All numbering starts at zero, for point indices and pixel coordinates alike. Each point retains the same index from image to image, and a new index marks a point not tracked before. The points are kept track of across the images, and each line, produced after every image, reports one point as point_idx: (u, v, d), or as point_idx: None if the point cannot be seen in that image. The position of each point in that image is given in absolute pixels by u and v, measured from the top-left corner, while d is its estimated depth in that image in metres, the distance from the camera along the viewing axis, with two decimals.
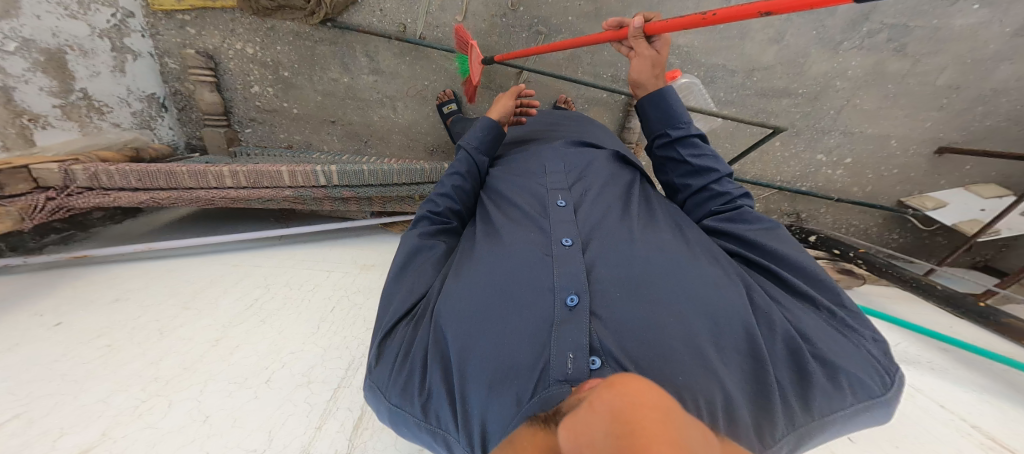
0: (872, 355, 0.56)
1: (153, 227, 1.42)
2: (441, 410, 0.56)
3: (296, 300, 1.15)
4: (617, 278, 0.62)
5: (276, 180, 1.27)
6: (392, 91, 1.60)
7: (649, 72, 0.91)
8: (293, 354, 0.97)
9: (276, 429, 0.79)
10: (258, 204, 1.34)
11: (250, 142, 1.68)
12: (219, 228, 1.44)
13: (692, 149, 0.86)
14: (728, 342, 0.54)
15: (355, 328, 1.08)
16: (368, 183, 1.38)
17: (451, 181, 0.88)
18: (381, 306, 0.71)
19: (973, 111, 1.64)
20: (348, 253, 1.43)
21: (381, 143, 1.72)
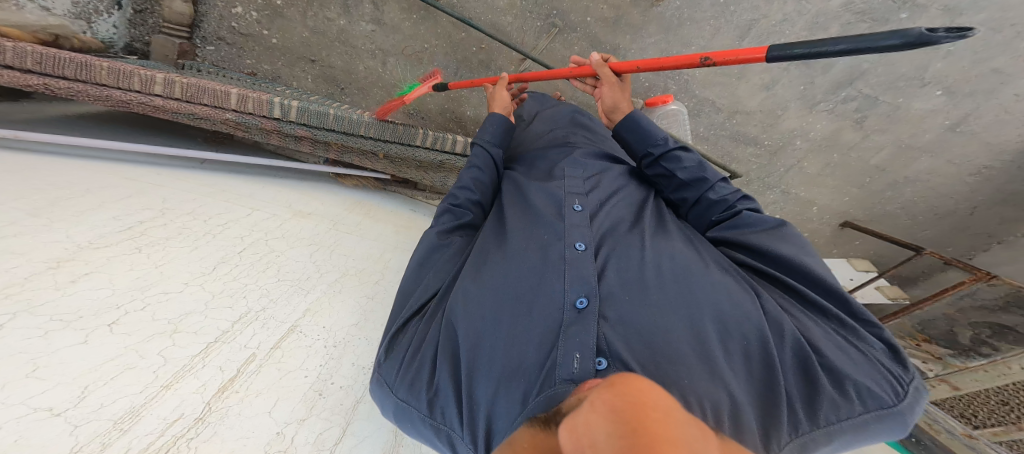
0: (881, 364, 0.59)
1: (42, 115, 1.15)
2: (448, 408, 0.61)
3: (199, 230, 0.93)
4: (626, 284, 0.65)
5: (219, 99, 1.11)
6: (388, 45, 1.53)
7: (617, 98, 1.06)
8: (172, 296, 0.75)
9: (103, 382, 0.57)
10: (189, 121, 1.13)
11: (207, 60, 1.53)
12: (135, 134, 1.22)
13: (676, 163, 0.91)
14: (737, 350, 0.57)
15: (264, 281, 0.91)
16: (331, 127, 1.28)
17: (469, 177, 0.95)
18: (398, 300, 0.77)
19: (884, 194, 1.96)
20: (287, 194, 1.27)
21: (358, 94, 1.59)
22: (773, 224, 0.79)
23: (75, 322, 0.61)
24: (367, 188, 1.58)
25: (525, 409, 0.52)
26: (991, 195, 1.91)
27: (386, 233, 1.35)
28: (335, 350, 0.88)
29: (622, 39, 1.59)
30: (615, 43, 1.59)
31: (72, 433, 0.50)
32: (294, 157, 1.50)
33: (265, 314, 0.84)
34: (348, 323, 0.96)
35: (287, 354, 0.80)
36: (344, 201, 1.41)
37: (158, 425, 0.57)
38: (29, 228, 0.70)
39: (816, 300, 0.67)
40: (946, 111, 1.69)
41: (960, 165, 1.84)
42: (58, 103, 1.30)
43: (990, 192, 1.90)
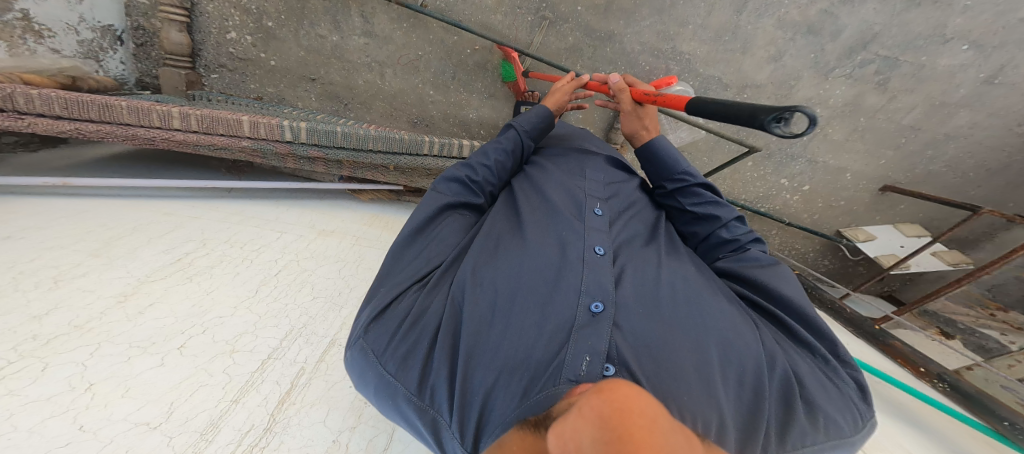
0: (853, 402, 0.60)
1: (78, 160, 1.25)
2: (440, 388, 0.57)
3: (239, 258, 1.02)
4: (641, 296, 0.64)
5: (233, 128, 1.17)
6: (382, 56, 1.55)
7: (636, 125, 0.94)
8: (224, 321, 0.85)
9: (184, 398, 0.69)
10: (211, 152, 1.20)
11: (214, 88, 1.59)
12: (161, 169, 1.31)
13: (693, 197, 0.87)
14: (730, 373, 0.55)
15: (300, 300, 0.97)
16: (337, 145, 1.31)
17: (496, 157, 0.93)
18: (390, 266, 0.71)
19: (923, 154, 1.81)
20: (307, 214, 1.32)
21: (361, 108, 1.64)
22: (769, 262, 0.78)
23: (150, 348, 0.74)
24: (383, 204, 1.60)
25: (525, 403, 0.51)
26: None
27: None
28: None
29: (616, 24, 1.53)
30: (609, 29, 1.54)
31: (169, 444, 0.61)
32: (310, 177, 1.52)
33: (304, 330, 0.90)
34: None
35: (325, 366, 0.85)
36: (362, 216, 1.46)
37: (231, 435, 0.67)
38: (95, 267, 0.86)
39: (809, 340, 0.66)
40: (977, 64, 1.57)
41: (1003, 116, 1.69)
42: (92, 144, 1.40)
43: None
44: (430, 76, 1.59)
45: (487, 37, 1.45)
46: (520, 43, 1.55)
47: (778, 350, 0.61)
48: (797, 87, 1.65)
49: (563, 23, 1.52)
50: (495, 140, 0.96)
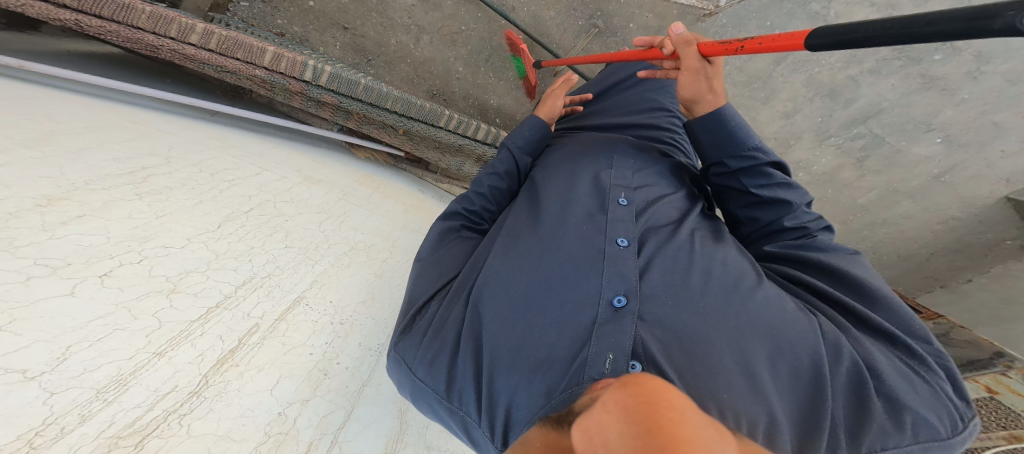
0: (946, 399, 0.58)
1: (53, 51, 1.08)
2: (466, 390, 0.59)
3: (203, 184, 0.81)
4: (671, 290, 0.61)
5: (253, 55, 1.09)
6: (426, 23, 1.53)
7: (700, 86, 0.80)
8: (166, 253, 0.63)
9: (90, 343, 0.48)
10: (215, 72, 1.09)
11: (237, 15, 1.47)
12: (151, 82, 1.17)
13: (760, 179, 0.82)
14: (784, 369, 0.55)
15: (261, 246, 0.79)
16: (355, 95, 1.27)
17: (489, 182, 0.88)
18: (413, 281, 0.74)
19: (860, 232, 2.14)
20: (290, 159, 1.16)
21: (383, 68, 1.58)
22: (846, 252, 0.77)
23: (62, 270, 0.50)
24: (381, 169, 1.52)
25: (549, 404, 0.52)
26: (949, 243, 1.99)
27: (394, 210, 1.32)
28: (318, 325, 0.78)
29: None
30: None
31: (48, 402, 0.41)
32: (308, 119, 1.45)
33: (258, 281, 0.73)
34: (340, 301, 0.86)
35: (278, 328, 0.70)
36: (353, 173, 1.36)
37: (141, 398, 0.49)
38: (23, 159, 0.59)
39: (890, 330, 0.64)
40: (938, 159, 1.83)
41: (932, 212, 1.97)
42: (71, 39, 1.23)
43: (950, 241, 1.98)
44: (465, 52, 1.60)
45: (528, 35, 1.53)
46: (563, 45, 1.62)
47: (845, 342, 0.60)
48: (795, 146, 1.96)
49: (602, 38, 1.63)
50: (488, 166, 0.90)
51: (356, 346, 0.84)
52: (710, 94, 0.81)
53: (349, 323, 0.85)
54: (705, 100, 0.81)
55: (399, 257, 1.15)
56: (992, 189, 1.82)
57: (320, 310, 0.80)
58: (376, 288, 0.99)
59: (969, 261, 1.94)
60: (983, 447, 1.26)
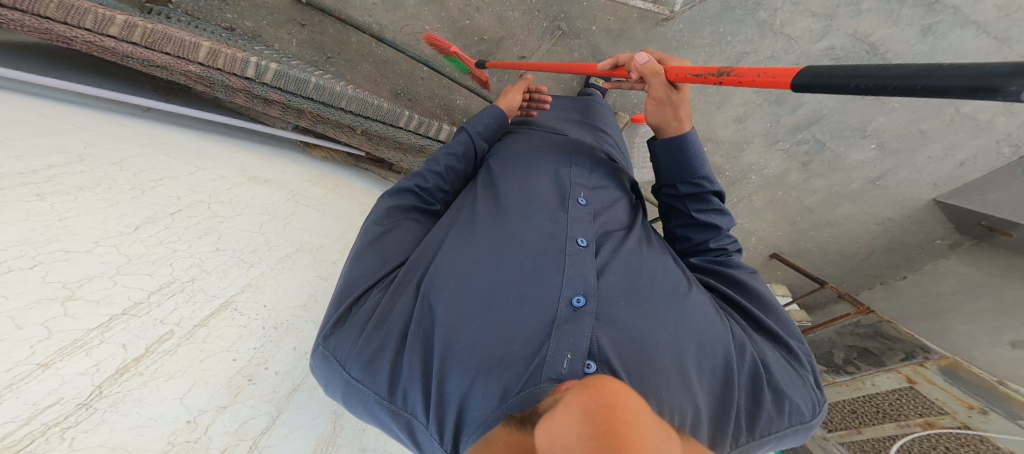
0: (812, 389, 0.63)
1: None
2: (412, 390, 0.50)
3: (123, 180, 0.68)
4: (624, 288, 0.57)
5: (186, 49, 1.00)
6: (386, 20, 1.48)
7: (666, 114, 0.81)
8: (71, 249, 0.52)
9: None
10: (144, 68, 0.98)
11: (180, 6, 1.37)
12: (67, 67, 1.04)
13: (701, 204, 0.83)
14: (706, 363, 0.54)
15: (196, 245, 0.68)
16: (317, 97, 1.22)
17: (445, 162, 0.80)
18: (348, 265, 0.60)
19: (808, 232, 2.26)
20: (230, 156, 1.03)
21: (345, 66, 1.52)
22: (749, 271, 0.78)
23: None
24: (332, 169, 1.43)
25: (505, 404, 0.44)
26: (884, 243, 2.20)
27: (350, 210, 1.25)
28: (255, 342, 0.68)
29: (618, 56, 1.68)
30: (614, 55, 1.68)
31: None
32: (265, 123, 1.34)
33: (196, 288, 0.64)
34: (282, 313, 0.76)
35: (214, 342, 0.61)
36: (309, 173, 1.28)
37: (37, 398, 0.41)
38: None
39: (775, 331, 0.67)
40: (872, 164, 2.00)
41: (870, 214, 2.15)
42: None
43: (886, 241, 2.18)
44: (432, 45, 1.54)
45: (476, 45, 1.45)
46: (528, 45, 1.61)
47: (748, 340, 0.60)
48: (748, 149, 1.99)
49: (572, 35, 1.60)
50: (445, 145, 0.82)
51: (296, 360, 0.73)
52: (676, 119, 0.81)
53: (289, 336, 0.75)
54: (670, 126, 0.81)
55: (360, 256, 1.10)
56: (921, 193, 2.04)
57: (260, 326, 0.70)
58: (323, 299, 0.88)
59: (903, 259, 2.16)
60: (904, 434, 1.31)
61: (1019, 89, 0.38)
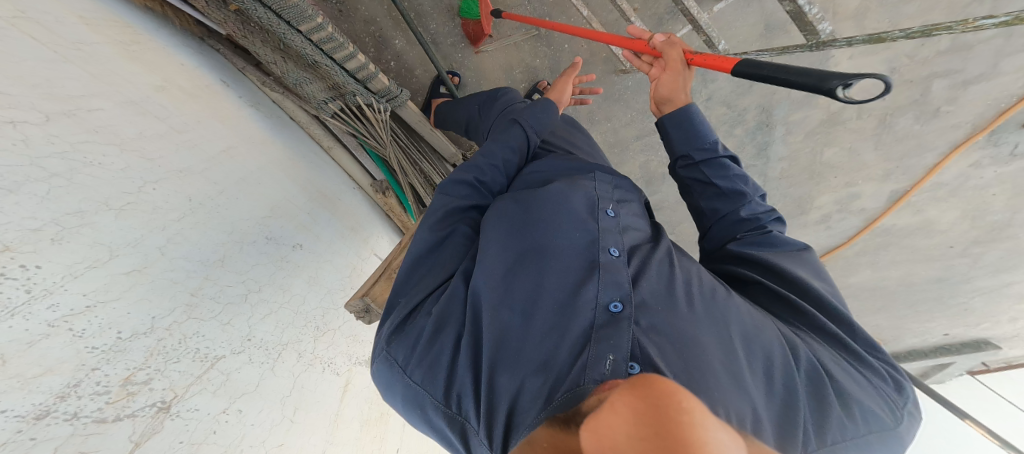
0: (885, 391, 0.54)
1: None
2: (465, 395, 0.53)
3: (69, 96, 0.47)
4: (662, 295, 0.56)
5: None
6: None
7: (674, 87, 0.77)
8: (44, 166, 0.39)
9: None
10: None
11: None
12: None
13: (720, 171, 0.77)
14: (755, 363, 0.49)
15: (167, 220, 0.53)
16: (339, 61, 1.00)
17: (502, 156, 0.81)
18: (407, 278, 0.67)
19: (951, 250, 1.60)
20: (191, 105, 0.73)
21: None
22: (795, 247, 0.72)
23: None
24: (327, 147, 1.17)
25: (548, 406, 0.44)
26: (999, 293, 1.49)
27: (234, 165, 0.75)
28: (162, 368, 0.45)
29: None
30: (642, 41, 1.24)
31: None
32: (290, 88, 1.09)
33: (158, 277, 0.48)
34: (227, 340, 0.57)
35: (119, 349, 0.41)
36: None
37: None
38: None
39: (828, 327, 0.59)
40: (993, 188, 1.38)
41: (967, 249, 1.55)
42: None
43: (1004, 252, 1.53)
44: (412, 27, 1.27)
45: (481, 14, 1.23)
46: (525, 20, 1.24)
47: (798, 341, 0.56)
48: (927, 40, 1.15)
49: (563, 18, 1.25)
50: (500, 138, 0.84)
51: (211, 396, 0.51)
52: (683, 93, 0.78)
53: (217, 363, 0.53)
54: (675, 99, 0.78)
55: (324, 275, 0.89)
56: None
57: (183, 350, 0.48)
58: (287, 323, 0.71)
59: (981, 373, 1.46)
60: None
61: (835, 85, 0.44)
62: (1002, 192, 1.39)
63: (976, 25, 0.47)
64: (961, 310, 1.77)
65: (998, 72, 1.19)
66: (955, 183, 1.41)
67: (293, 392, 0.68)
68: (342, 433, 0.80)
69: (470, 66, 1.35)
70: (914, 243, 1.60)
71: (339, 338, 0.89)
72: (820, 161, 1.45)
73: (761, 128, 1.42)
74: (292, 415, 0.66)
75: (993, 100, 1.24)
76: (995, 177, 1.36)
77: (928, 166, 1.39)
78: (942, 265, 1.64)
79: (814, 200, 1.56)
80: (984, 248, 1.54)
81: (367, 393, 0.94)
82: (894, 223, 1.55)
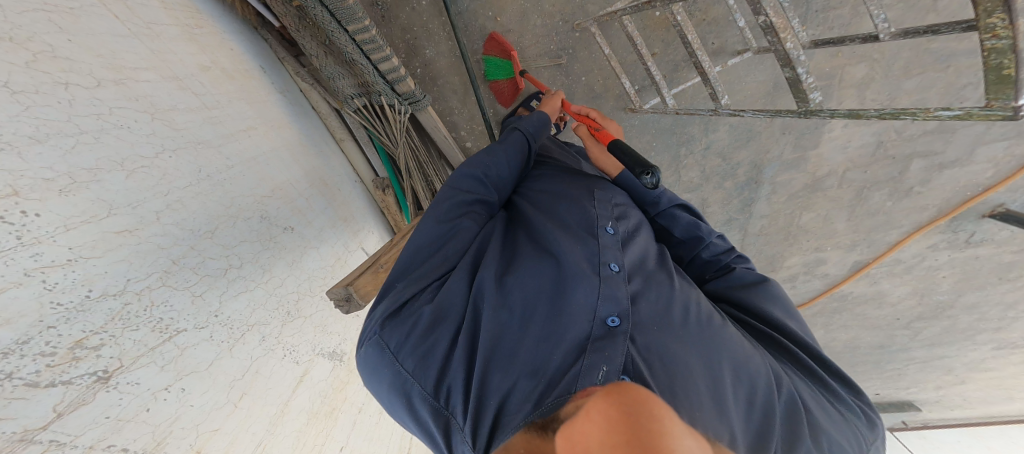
0: (858, 431, 0.57)
1: None
2: (456, 388, 0.51)
3: (125, 66, 0.48)
4: (658, 316, 0.56)
5: None
6: None
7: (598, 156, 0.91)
8: (78, 123, 0.38)
9: None
10: None
11: None
12: None
13: (673, 220, 0.83)
14: (740, 391, 0.50)
15: (171, 186, 0.48)
16: (375, 62, 0.99)
17: (504, 154, 0.80)
18: (403, 267, 0.65)
19: (905, 323, 1.70)
20: (229, 87, 0.73)
21: None
22: (761, 281, 0.74)
23: None
24: (339, 139, 1.14)
25: (537, 410, 0.42)
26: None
27: (255, 141, 0.73)
28: (120, 335, 0.36)
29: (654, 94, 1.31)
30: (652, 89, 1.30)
31: None
32: (321, 82, 1.09)
33: (145, 240, 0.41)
34: (194, 313, 0.45)
35: (82, 308, 0.33)
36: None
37: None
38: None
39: (807, 363, 0.62)
40: (944, 270, 1.50)
41: (906, 318, 1.68)
42: None
43: (940, 326, 1.67)
44: (449, 38, 1.23)
45: (511, 34, 1.23)
46: (554, 45, 1.24)
47: (783, 374, 0.57)
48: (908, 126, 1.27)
49: (586, 52, 1.26)
50: (502, 141, 0.83)
51: (158, 370, 0.39)
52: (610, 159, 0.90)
53: (176, 337, 0.42)
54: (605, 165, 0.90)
55: (306, 261, 0.74)
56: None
57: (145, 318, 0.39)
58: (261, 303, 0.58)
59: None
60: None
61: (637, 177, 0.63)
62: (950, 275, 1.51)
63: (936, 115, 0.47)
64: (894, 373, 1.95)
65: (973, 160, 1.28)
66: (913, 261, 1.51)
67: (245, 374, 0.51)
68: (285, 425, 0.57)
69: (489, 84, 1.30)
70: (866, 311, 1.71)
71: (308, 326, 0.69)
72: (796, 223, 1.54)
73: (750, 185, 1.48)
74: (236, 397, 0.49)
75: (962, 187, 1.33)
76: (947, 260, 1.48)
77: (891, 242, 1.49)
78: (886, 333, 1.76)
79: (784, 260, 1.64)
80: (925, 323, 1.67)
81: (323, 386, 0.70)
82: (851, 291, 1.65)
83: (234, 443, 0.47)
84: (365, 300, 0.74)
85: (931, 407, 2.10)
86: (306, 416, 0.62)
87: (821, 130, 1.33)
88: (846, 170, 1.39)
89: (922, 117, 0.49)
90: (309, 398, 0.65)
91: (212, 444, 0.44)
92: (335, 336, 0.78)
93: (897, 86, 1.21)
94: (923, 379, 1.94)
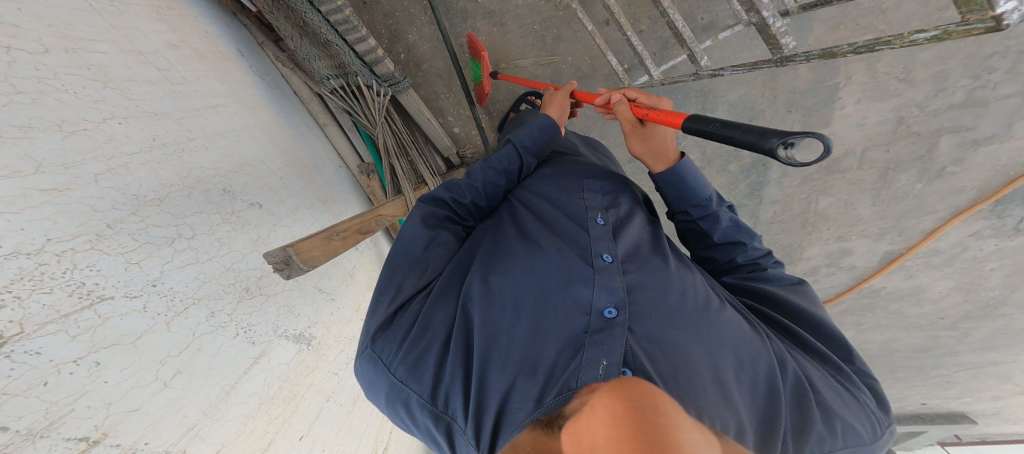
0: (870, 410, 0.54)
1: None
2: (454, 392, 0.47)
3: (76, 36, 0.48)
4: (657, 305, 0.51)
5: None
6: None
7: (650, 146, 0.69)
8: (14, 84, 0.38)
9: None
10: None
11: None
12: None
13: (712, 225, 0.70)
14: (746, 375, 0.47)
15: (118, 150, 0.47)
16: (351, 43, 0.99)
17: (481, 177, 0.73)
18: (387, 272, 0.61)
19: (954, 324, 1.57)
20: (198, 65, 0.72)
21: None
22: (790, 281, 0.69)
23: None
24: (322, 124, 1.10)
25: (539, 408, 0.38)
26: None
27: (229, 123, 0.73)
28: (25, 297, 0.33)
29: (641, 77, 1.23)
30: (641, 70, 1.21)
31: None
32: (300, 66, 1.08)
33: (76, 200, 0.40)
34: (126, 280, 0.43)
35: None
36: None
37: None
38: None
39: (817, 346, 0.60)
40: (992, 259, 1.38)
41: (950, 316, 1.55)
42: None
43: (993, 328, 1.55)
44: (429, 21, 1.18)
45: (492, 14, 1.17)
46: (537, 26, 1.18)
47: (790, 357, 0.54)
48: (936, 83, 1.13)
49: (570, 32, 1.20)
50: (486, 159, 0.76)
51: (68, 340, 0.36)
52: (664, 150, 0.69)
53: (99, 304, 0.40)
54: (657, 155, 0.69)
55: (276, 239, 0.73)
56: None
57: (62, 280, 0.37)
58: (212, 277, 0.55)
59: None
60: None
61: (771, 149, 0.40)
62: (1000, 267, 1.39)
63: (912, 38, 0.50)
64: (942, 380, 1.82)
65: (1013, 135, 1.16)
66: (954, 251, 1.38)
67: (183, 352, 0.48)
68: (227, 409, 0.54)
69: (473, 69, 1.24)
70: (904, 309, 1.58)
71: (271, 305, 0.66)
72: (813, 210, 1.42)
73: (757, 167, 1.38)
74: (167, 375, 0.46)
75: (1004, 165, 1.21)
76: (995, 251, 1.36)
77: (925, 230, 1.37)
78: (929, 335, 1.63)
79: (803, 250, 1.52)
80: (974, 323, 1.55)
81: (282, 370, 0.67)
82: (885, 285, 1.53)
83: (158, 424, 0.44)
84: (306, 265, 0.64)
85: (990, 420, 1.96)
86: (255, 400, 0.59)
87: (831, 106, 1.21)
88: (865, 149, 1.26)
89: (899, 42, 0.51)
90: (263, 382, 0.62)
91: (127, 426, 0.40)
92: (304, 319, 0.75)
93: (913, 56, 1.11)
94: (978, 388, 1.80)
